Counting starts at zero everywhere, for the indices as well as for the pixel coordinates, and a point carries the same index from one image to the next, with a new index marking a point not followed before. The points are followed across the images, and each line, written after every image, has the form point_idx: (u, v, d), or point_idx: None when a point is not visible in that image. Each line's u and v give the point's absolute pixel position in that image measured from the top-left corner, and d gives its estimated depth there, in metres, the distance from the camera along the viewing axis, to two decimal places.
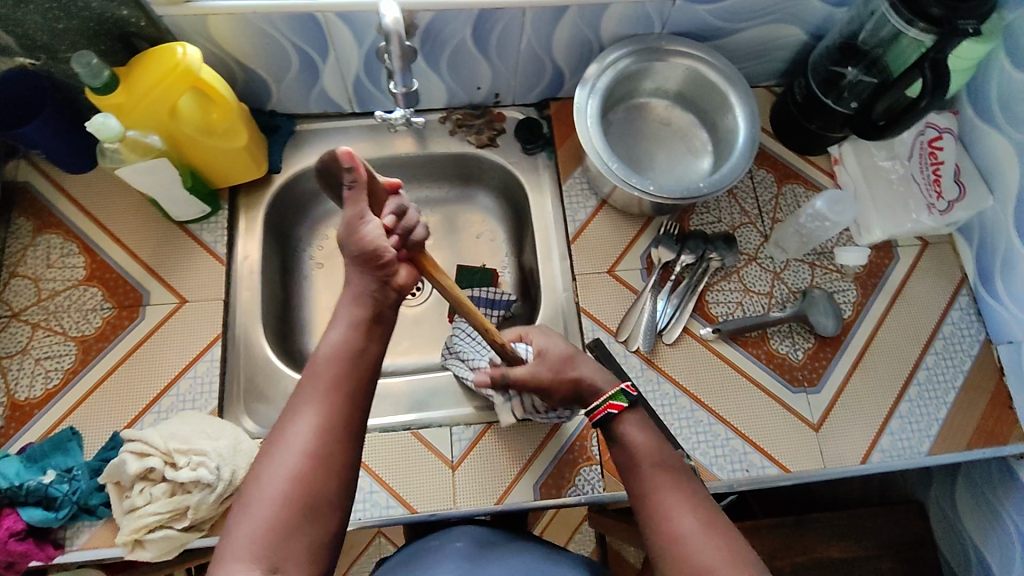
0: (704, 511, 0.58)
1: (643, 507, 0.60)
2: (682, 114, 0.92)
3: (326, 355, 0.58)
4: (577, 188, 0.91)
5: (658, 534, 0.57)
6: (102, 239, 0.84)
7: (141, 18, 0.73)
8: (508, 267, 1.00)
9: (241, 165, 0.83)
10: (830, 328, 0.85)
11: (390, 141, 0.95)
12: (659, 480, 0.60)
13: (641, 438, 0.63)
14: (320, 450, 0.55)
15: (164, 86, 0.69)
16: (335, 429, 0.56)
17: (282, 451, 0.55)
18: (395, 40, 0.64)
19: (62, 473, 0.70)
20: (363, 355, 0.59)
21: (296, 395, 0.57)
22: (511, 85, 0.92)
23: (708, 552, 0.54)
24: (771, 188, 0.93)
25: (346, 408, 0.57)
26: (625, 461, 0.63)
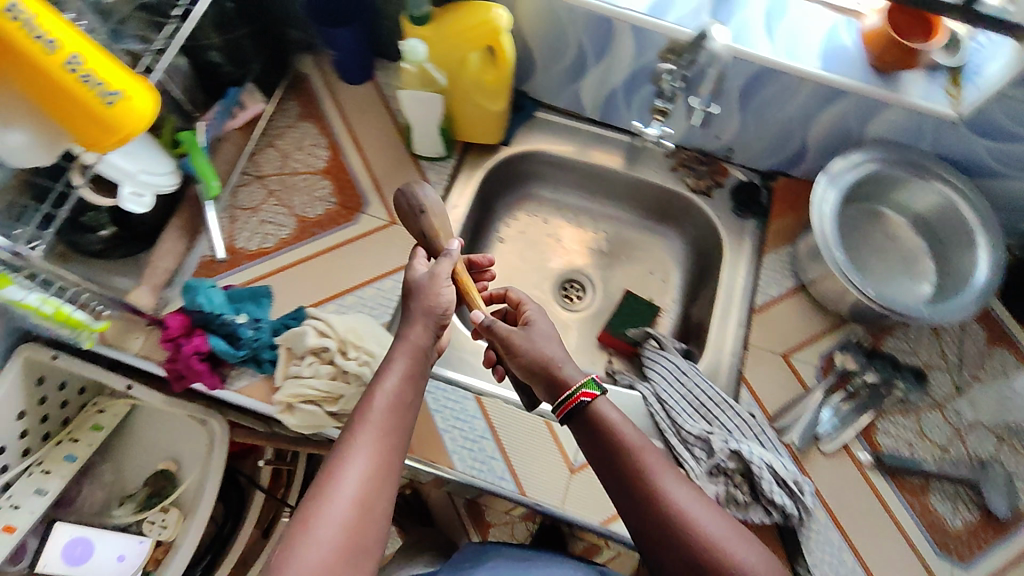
0: (693, 490, 0.64)
1: (637, 490, 0.63)
2: (913, 236, 0.88)
3: (379, 405, 0.63)
4: (778, 264, 0.89)
5: (655, 510, 0.62)
6: (349, 144, 0.94)
7: None
8: (671, 312, 1.00)
9: (485, 125, 0.89)
10: (1003, 512, 0.77)
11: (614, 156, 0.99)
12: (670, 473, 0.64)
13: (615, 421, 0.66)
14: (371, 494, 0.59)
15: (469, 35, 0.76)
16: (384, 477, 0.60)
17: (337, 492, 0.58)
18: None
19: (251, 320, 0.78)
20: (405, 410, 0.64)
21: (344, 438, 0.61)
22: (751, 147, 0.92)
23: (711, 524, 0.61)
24: (980, 344, 0.86)
25: (391, 457, 0.62)
26: (603, 441, 0.65)
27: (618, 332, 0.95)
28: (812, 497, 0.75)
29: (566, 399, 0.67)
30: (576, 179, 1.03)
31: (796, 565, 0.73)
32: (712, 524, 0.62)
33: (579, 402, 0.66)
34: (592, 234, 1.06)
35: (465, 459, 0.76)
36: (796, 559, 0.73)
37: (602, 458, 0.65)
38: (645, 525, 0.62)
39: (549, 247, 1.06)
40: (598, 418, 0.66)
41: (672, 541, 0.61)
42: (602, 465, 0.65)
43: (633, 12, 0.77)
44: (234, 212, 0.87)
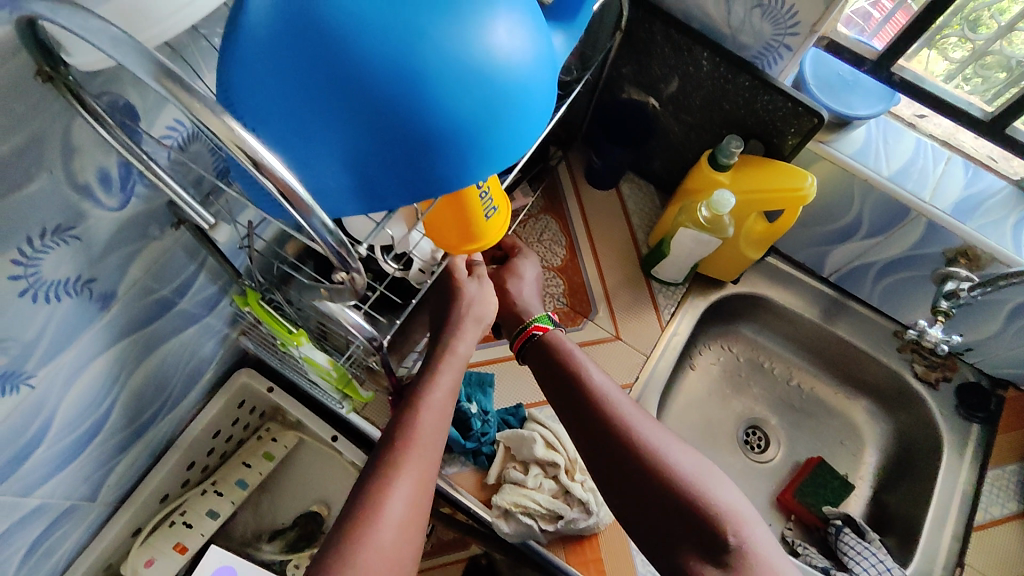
0: (623, 402, 0.68)
1: (599, 424, 0.66)
2: None
3: (424, 424, 0.62)
4: (1002, 483, 0.85)
5: (615, 437, 0.65)
6: (585, 247, 0.95)
7: (796, 139, 0.75)
8: (860, 491, 0.96)
9: (730, 266, 0.89)
10: None
11: (836, 320, 0.97)
12: (634, 413, 0.67)
13: (569, 355, 0.72)
14: (415, 510, 0.58)
15: (772, 195, 0.75)
16: (424, 492, 0.59)
17: (387, 512, 0.56)
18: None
19: (480, 412, 0.78)
20: (439, 432, 0.63)
21: (382, 456, 0.60)
22: (993, 353, 0.89)
23: (656, 441, 0.65)
24: None
25: (429, 472, 0.61)
26: (564, 372, 0.71)
27: (810, 505, 0.91)
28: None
29: (521, 331, 0.76)
30: (786, 330, 1.02)
31: None
32: (675, 454, 0.64)
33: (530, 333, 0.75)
34: (787, 384, 1.03)
35: None
36: None
37: (563, 391, 0.70)
38: (608, 459, 0.65)
39: (739, 387, 1.03)
40: (552, 352, 0.73)
41: (627, 464, 0.64)
42: (570, 405, 0.69)
43: (934, 208, 0.76)
44: None
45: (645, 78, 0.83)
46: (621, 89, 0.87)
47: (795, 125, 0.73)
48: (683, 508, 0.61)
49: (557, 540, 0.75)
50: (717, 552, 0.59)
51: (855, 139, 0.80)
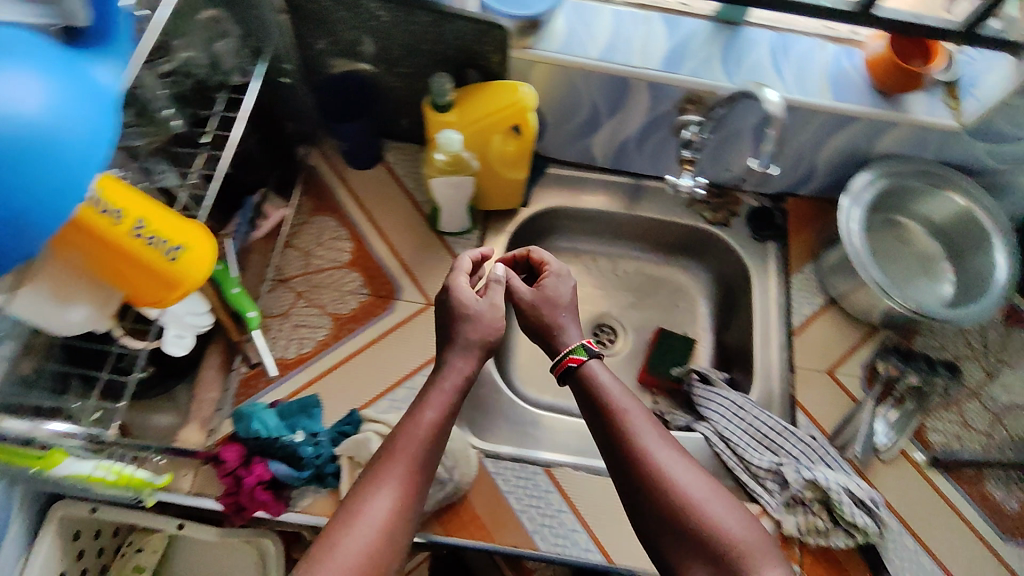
0: (670, 445, 0.66)
1: (632, 452, 0.65)
2: (928, 240, 0.92)
3: (401, 442, 0.64)
4: (806, 284, 0.94)
5: (637, 462, 0.64)
6: (370, 230, 0.91)
7: (498, 52, 0.77)
8: (706, 343, 1.02)
9: (508, 194, 0.90)
10: None
11: (627, 201, 1.01)
12: (659, 433, 0.66)
13: (613, 379, 0.71)
14: (379, 533, 0.59)
15: (499, 116, 0.77)
16: (398, 519, 0.60)
17: (358, 528, 0.58)
18: (773, 121, 0.70)
19: (308, 436, 0.75)
20: (427, 461, 0.64)
21: (363, 482, 0.62)
22: (761, 175, 0.96)
23: (688, 480, 0.63)
24: (1000, 329, 0.92)
25: (409, 500, 0.62)
26: (595, 406, 0.69)
27: (663, 373, 0.96)
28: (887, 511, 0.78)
29: (558, 361, 0.73)
30: (593, 228, 1.05)
31: None
32: (682, 475, 0.63)
33: (568, 365, 0.72)
34: (614, 274, 1.08)
35: (547, 538, 0.74)
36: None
37: (595, 420, 0.69)
38: (630, 481, 0.64)
39: None
40: (587, 379, 0.70)
41: (653, 492, 0.62)
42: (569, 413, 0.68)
43: (648, 69, 0.81)
44: (265, 320, 0.84)
45: (341, 46, 0.81)
46: (328, 64, 0.84)
47: (491, 43, 0.76)
48: (673, 519, 0.61)
49: (431, 520, 0.74)
50: (705, 554, 0.60)
51: (559, 34, 0.82)
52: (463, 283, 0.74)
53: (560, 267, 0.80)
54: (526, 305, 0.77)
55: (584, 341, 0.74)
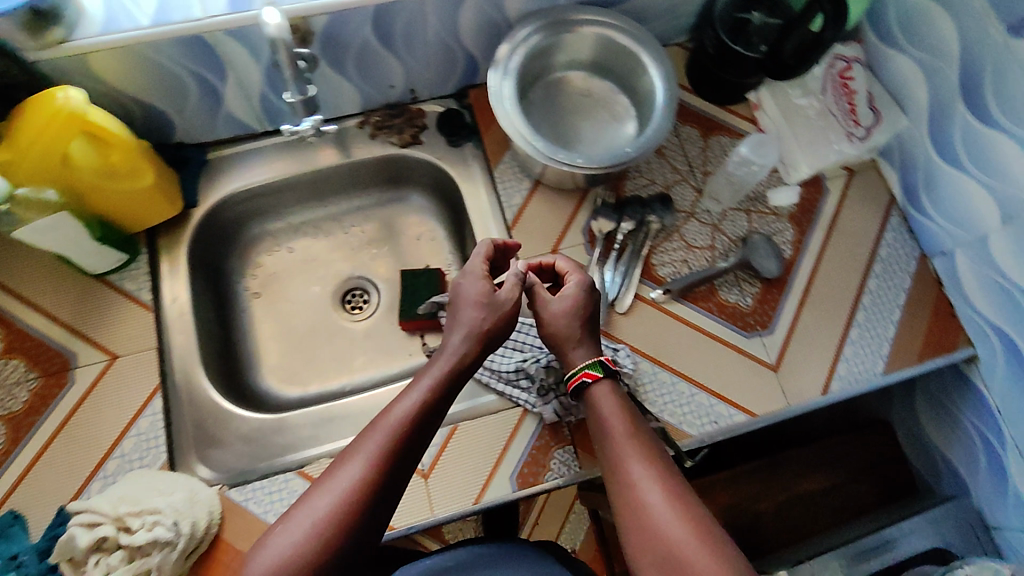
0: (670, 479, 0.59)
1: (627, 474, 0.60)
2: (601, 82, 0.89)
3: (396, 418, 0.61)
4: (509, 172, 0.90)
5: (631, 488, 0.59)
6: (16, 307, 0.79)
7: (13, 66, 0.67)
8: (453, 264, 0.98)
9: (154, 205, 0.79)
10: (773, 270, 0.86)
11: (308, 155, 0.92)
12: (639, 451, 0.61)
13: (623, 411, 0.65)
14: (359, 500, 0.57)
15: (59, 124, 0.66)
16: (384, 481, 0.58)
17: (301, 515, 0.56)
18: (283, 47, 0.67)
19: (8, 561, 0.66)
20: (428, 425, 0.63)
21: (348, 453, 0.60)
22: (425, 79, 0.89)
23: (665, 519, 0.56)
24: (698, 142, 0.93)
25: (403, 461, 0.60)
26: (602, 434, 0.64)
27: (412, 315, 0.91)
28: (631, 357, 0.81)
29: (569, 379, 0.68)
30: (294, 196, 0.96)
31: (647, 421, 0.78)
32: (656, 498, 0.58)
33: (585, 381, 0.67)
34: (343, 233, 1.01)
35: None
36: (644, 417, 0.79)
37: (603, 453, 0.64)
38: (627, 538, 0.58)
39: (309, 272, 0.98)
40: (598, 400, 0.66)
41: (645, 538, 0.56)
42: (607, 455, 0.63)
43: (214, 18, 0.70)
44: None
45: None
46: None
47: None
48: (649, 551, 0.56)
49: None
50: None
51: (97, 15, 0.70)
52: (475, 286, 0.71)
53: (584, 278, 0.74)
54: (552, 318, 0.72)
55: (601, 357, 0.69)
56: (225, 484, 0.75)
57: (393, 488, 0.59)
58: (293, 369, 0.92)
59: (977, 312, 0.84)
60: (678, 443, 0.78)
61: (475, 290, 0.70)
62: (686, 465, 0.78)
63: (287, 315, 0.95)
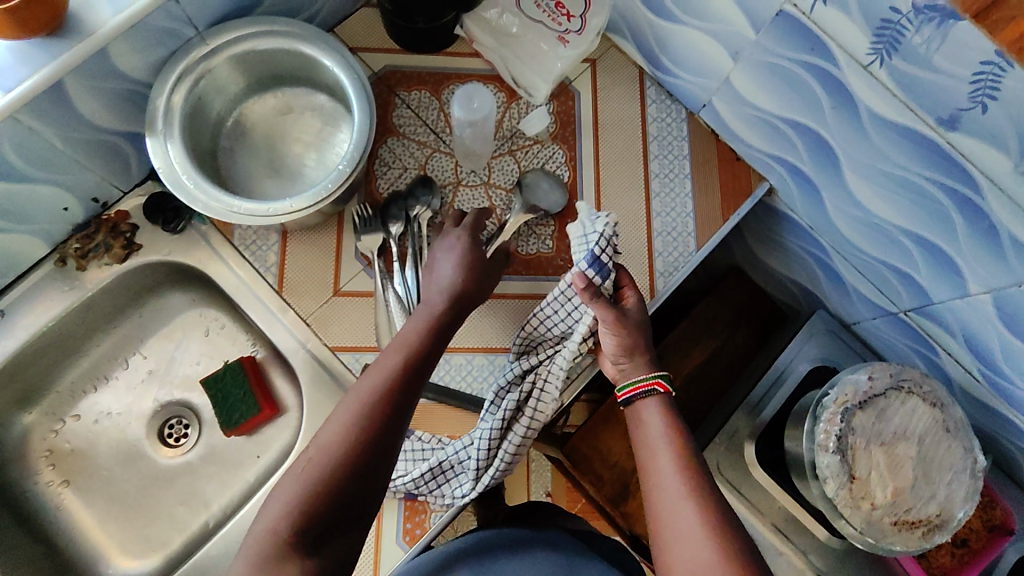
0: (706, 500, 0.58)
1: (674, 499, 0.59)
2: (294, 93, 0.78)
3: (406, 341, 0.62)
4: (250, 233, 0.79)
5: (671, 517, 0.58)
6: None
7: None
8: (255, 343, 0.87)
9: None
10: (557, 203, 0.81)
11: (17, 322, 0.77)
12: (682, 474, 0.60)
13: (667, 428, 0.64)
14: (362, 442, 0.55)
15: None
16: (387, 413, 0.57)
17: (328, 432, 0.55)
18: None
19: None
20: (423, 368, 0.61)
21: (349, 394, 0.59)
22: (98, 182, 0.75)
23: (697, 547, 0.55)
24: (433, 103, 0.84)
25: (398, 398, 0.58)
26: (643, 451, 0.63)
27: (234, 424, 0.83)
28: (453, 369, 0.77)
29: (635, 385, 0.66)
30: (40, 365, 0.82)
31: None
32: (691, 532, 0.56)
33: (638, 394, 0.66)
34: (124, 369, 0.88)
35: None
36: None
37: (644, 469, 0.62)
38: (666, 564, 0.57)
39: (108, 429, 0.86)
40: (645, 419, 0.65)
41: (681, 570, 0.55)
42: (644, 469, 0.62)
43: None
44: None
45: None
46: None
47: None
48: None
49: None
50: None
51: None
52: (451, 252, 0.70)
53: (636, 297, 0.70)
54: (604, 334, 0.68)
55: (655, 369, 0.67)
56: None
57: (400, 431, 0.57)
58: (141, 538, 0.82)
59: (756, 150, 0.83)
60: None
61: (468, 264, 0.69)
62: None
63: (105, 486, 0.84)
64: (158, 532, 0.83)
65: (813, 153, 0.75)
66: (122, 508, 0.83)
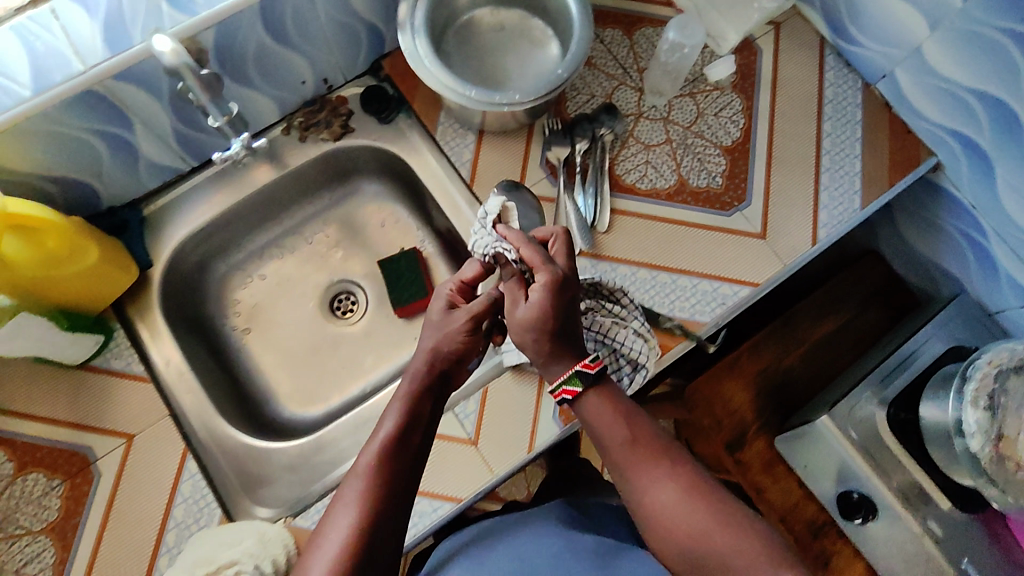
0: (679, 471, 0.59)
1: (658, 473, 0.59)
2: (510, 12, 0.86)
3: (399, 404, 0.62)
4: (451, 131, 0.87)
5: (652, 494, 0.58)
6: (10, 423, 0.76)
7: None
8: (427, 238, 0.96)
9: (107, 279, 0.75)
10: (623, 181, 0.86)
11: (244, 179, 0.88)
12: (648, 467, 0.59)
13: (619, 421, 0.61)
14: (377, 511, 0.54)
15: None
16: (396, 478, 0.57)
17: (341, 513, 0.54)
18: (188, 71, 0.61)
19: None
20: (418, 439, 0.61)
21: (343, 483, 0.57)
22: (335, 65, 0.85)
23: (690, 515, 0.56)
24: (625, 42, 0.91)
25: (399, 472, 0.57)
26: (604, 438, 0.61)
27: (405, 300, 0.92)
28: (621, 279, 0.83)
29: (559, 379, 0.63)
30: (244, 222, 0.92)
31: (662, 323, 0.81)
32: (670, 509, 0.57)
33: (565, 398, 0.62)
34: (308, 244, 0.98)
35: None
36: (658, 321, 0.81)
37: (607, 452, 0.61)
38: (653, 529, 0.58)
39: (288, 294, 0.96)
40: (593, 412, 0.62)
41: (670, 542, 0.56)
42: (613, 448, 0.60)
43: (97, 68, 0.64)
44: None
45: None
46: None
47: None
48: (683, 546, 0.56)
49: None
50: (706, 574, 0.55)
51: None
52: (437, 314, 0.69)
53: (549, 279, 0.64)
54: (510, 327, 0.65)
55: (579, 365, 0.62)
56: (287, 515, 0.76)
57: (407, 492, 0.57)
58: (308, 390, 0.91)
59: (930, 122, 0.86)
60: (695, 334, 0.81)
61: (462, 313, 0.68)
62: (711, 349, 0.82)
63: (282, 340, 0.94)
64: (323, 388, 0.92)
65: (994, 126, 0.79)
66: (294, 361, 0.93)
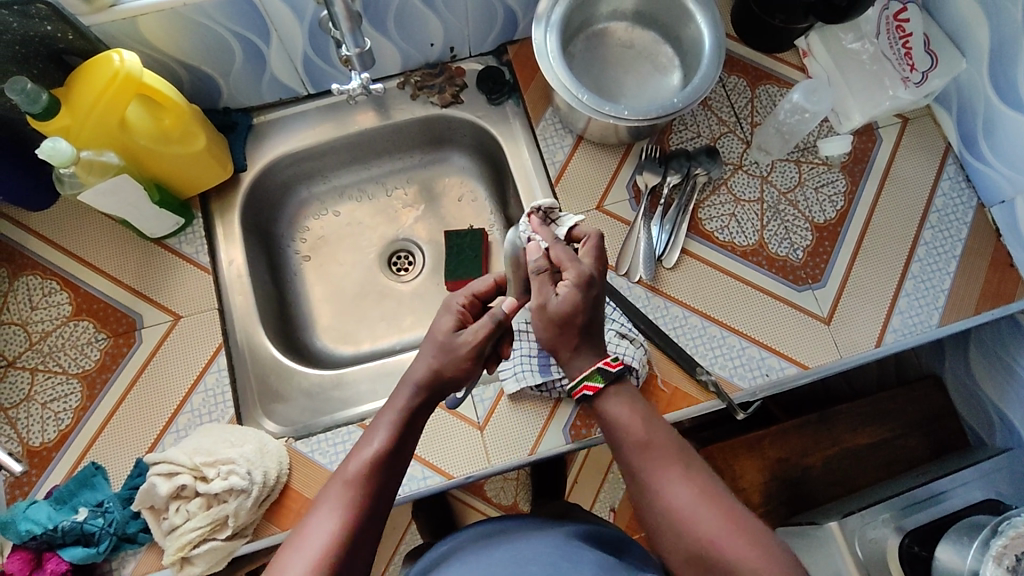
0: (696, 476, 0.58)
1: (665, 472, 0.58)
2: (644, 33, 0.87)
3: (389, 420, 0.62)
4: (551, 129, 0.89)
5: (663, 495, 0.57)
6: (81, 272, 0.82)
7: (68, 30, 0.66)
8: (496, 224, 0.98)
9: (205, 167, 0.80)
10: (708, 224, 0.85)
11: (350, 117, 0.92)
12: (659, 463, 0.58)
13: (632, 419, 0.61)
14: (354, 528, 0.56)
15: (115, 88, 0.66)
16: (376, 496, 0.58)
17: (317, 523, 0.55)
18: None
19: (93, 509, 0.71)
20: (405, 454, 0.62)
21: (328, 486, 0.58)
22: (464, 36, 0.88)
23: (703, 515, 0.55)
24: (746, 93, 0.91)
25: (382, 487, 0.59)
26: (616, 437, 0.61)
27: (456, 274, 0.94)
28: (671, 318, 0.82)
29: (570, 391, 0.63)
30: (336, 158, 0.96)
31: (698, 374, 0.79)
32: (681, 504, 0.56)
33: (585, 395, 0.62)
34: (387, 197, 1.01)
35: None
36: (695, 371, 0.79)
37: (619, 453, 0.61)
38: (660, 530, 0.57)
39: (353, 236, 1.00)
40: (609, 404, 0.62)
41: (676, 538, 0.56)
42: (625, 451, 0.60)
43: None
44: (8, 414, 0.77)
45: None
46: None
47: (41, 16, 0.64)
48: (688, 542, 0.55)
49: (261, 524, 0.74)
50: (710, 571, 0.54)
51: None
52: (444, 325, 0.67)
53: (579, 274, 0.62)
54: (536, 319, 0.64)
55: (600, 362, 0.62)
56: (289, 436, 0.79)
57: (383, 511, 0.59)
58: (344, 330, 0.94)
59: None
60: (729, 396, 0.79)
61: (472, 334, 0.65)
62: (738, 416, 0.80)
63: (335, 276, 0.97)
64: (357, 331, 0.95)
65: None
66: (340, 300, 0.96)
